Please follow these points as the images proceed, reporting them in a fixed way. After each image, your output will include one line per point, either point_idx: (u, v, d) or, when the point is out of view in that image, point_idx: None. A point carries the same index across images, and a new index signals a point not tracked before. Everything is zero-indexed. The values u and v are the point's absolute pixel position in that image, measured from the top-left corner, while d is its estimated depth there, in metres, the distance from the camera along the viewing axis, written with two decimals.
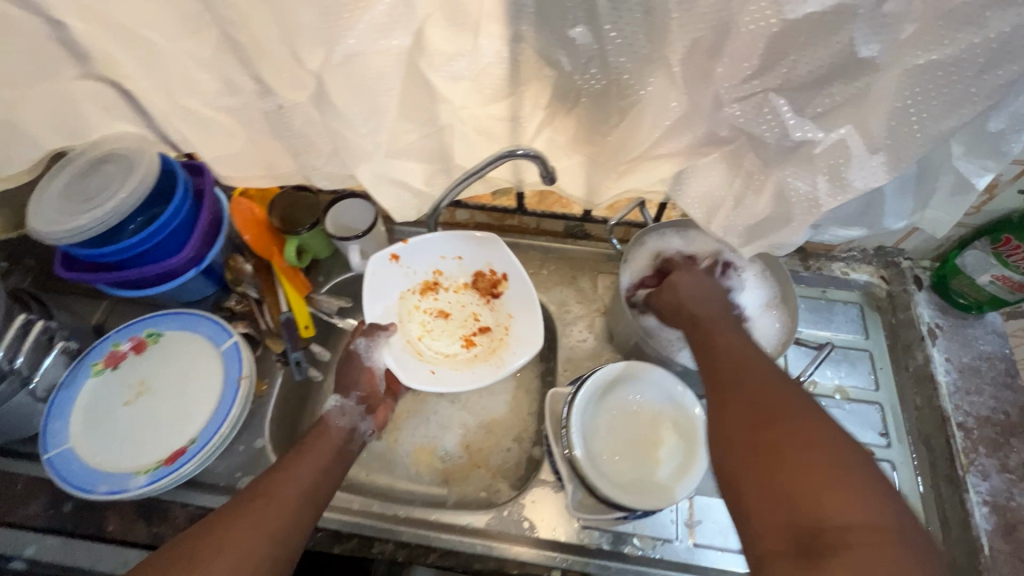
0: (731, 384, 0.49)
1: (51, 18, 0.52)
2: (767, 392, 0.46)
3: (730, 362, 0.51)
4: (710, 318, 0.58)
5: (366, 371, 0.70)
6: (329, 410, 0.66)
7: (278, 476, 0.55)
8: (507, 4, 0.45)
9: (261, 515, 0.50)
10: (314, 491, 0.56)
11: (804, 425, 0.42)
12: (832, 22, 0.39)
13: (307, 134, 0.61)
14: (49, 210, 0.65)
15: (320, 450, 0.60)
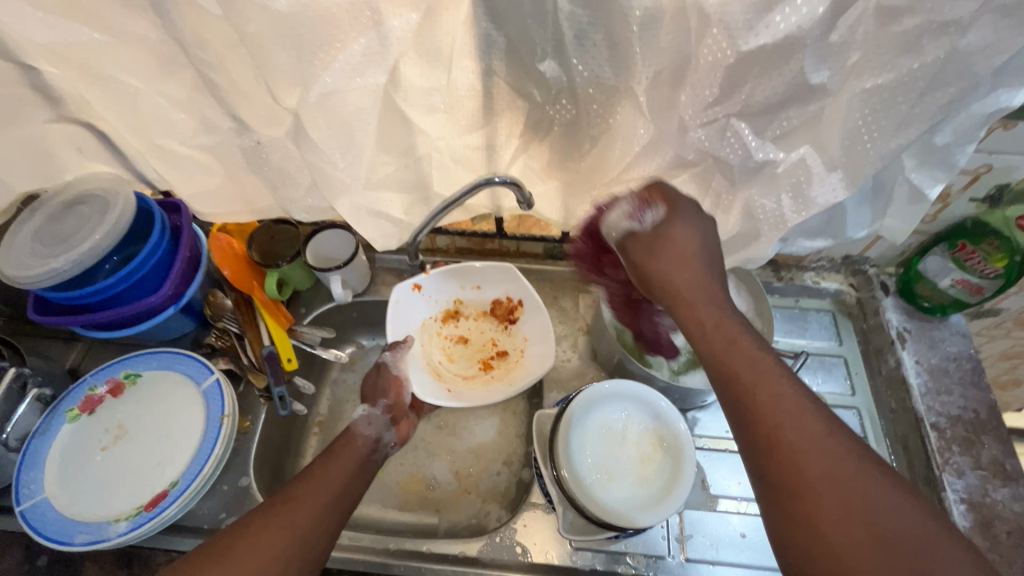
0: (770, 415, 0.41)
1: (23, 64, 0.52)
2: (804, 422, 0.40)
3: (761, 383, 0.43)
4: (720, 322, 0.47)
5: (394, 380, 0.69)
6: (357, 419, 0.64)
7: (305, 481, 0.54)
8: (478, 40, 0.46)
9: (286, 522, 0.49)
10: (342, 497, 0.54)
11: (863, 484, 0.37)
12: (785, 53, 0.41)
13: (285, 168, 0.62)
14: (21, 253, 0.64)
15: (349, 453, 0.59)
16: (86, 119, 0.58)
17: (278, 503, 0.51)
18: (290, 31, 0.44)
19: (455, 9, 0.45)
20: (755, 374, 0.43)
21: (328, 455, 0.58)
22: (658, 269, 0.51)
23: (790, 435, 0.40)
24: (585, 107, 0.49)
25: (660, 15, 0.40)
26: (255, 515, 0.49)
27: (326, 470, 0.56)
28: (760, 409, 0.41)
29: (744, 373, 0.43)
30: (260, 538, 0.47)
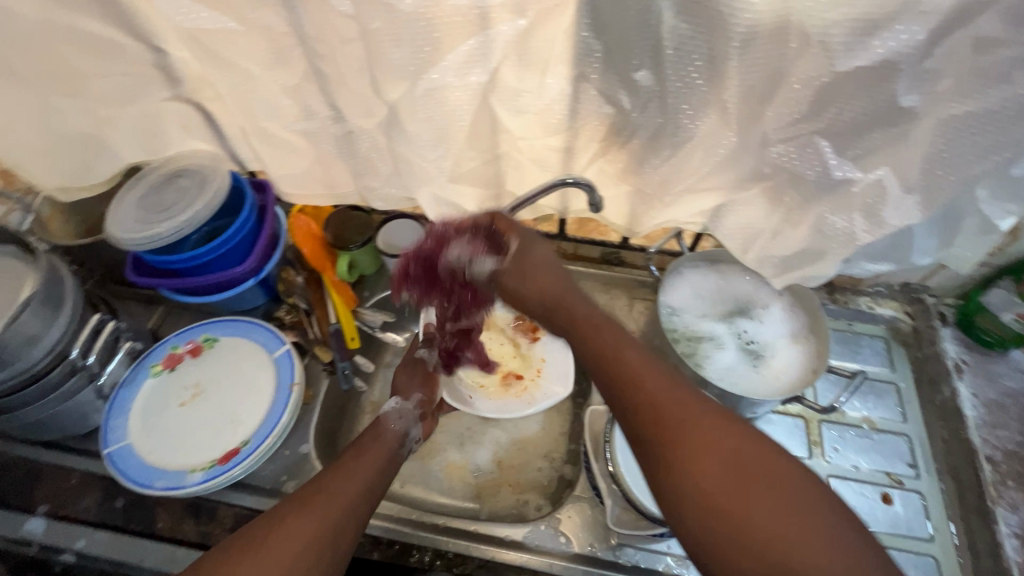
0: (660, 416, 0.43)
1: (156, 46, 0.58)
2: (695, 410, 0.42)
3: (655, 383, 0.45)
4: (619, 345, 0.49)
5: (429, 377, 0.73)
6: (388, 411, 0.66)
7: (335, 473, 0.53)
8: (577, 49, 0.49)
9: (321, 509, 0.48)
10: (374, 490, 0.54)
11: (759, 459, 0.39)
12: (880, 75, 0.43)
13: (372, 157, 0.66)
14: (125, 215, 0.70)
15: (375, 450, 0.58)
16: (199, 99, 0.64)
17: (310, 493, 0.50)
18: (407, 30, 0.48)
19: (559, 17, 0.47)
20: (641, 374, 0.46)
21: (356, 451, 0.58)
22: (536, 290, 0.57)
23: (683, 425, 0.41)
24: (672, 117, 0.51)
25: (760, 33, 0.43)
26: (288, 503, 0.48)
27: (356, 463, 0.55)
28: (653, 405, 0.43)
29: (636, 374, 0.46)
30: (296, 523, 0.46)
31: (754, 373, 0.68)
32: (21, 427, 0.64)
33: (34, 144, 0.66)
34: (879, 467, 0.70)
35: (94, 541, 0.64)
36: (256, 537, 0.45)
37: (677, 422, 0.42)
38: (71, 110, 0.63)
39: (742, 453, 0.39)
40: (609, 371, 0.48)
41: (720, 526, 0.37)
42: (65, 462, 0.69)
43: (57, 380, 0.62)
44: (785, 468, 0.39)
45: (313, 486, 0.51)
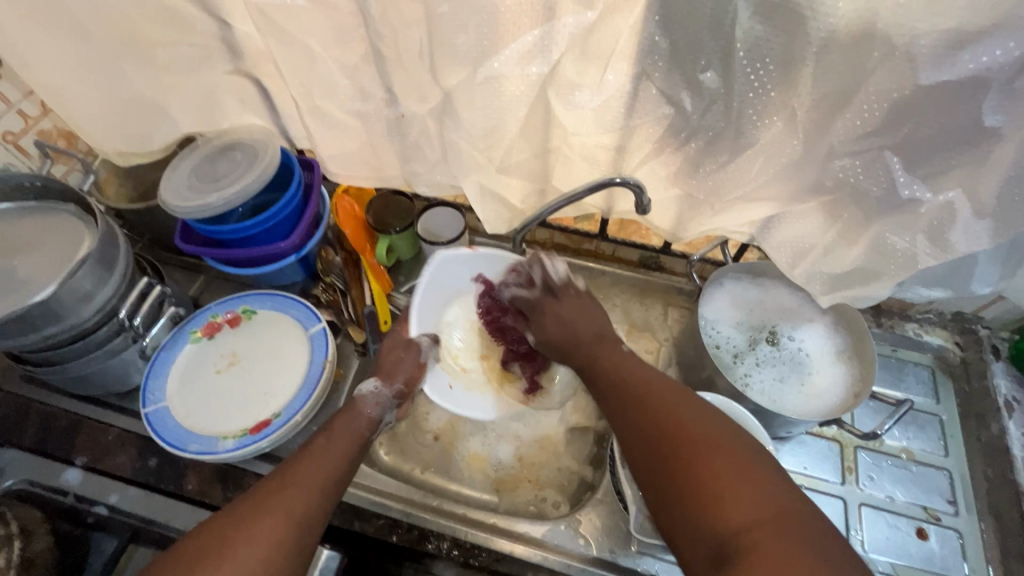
0: (648, 409, 0.50)
1: (221, 19, 0.58)
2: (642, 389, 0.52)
3: (646, 385, 0.52)
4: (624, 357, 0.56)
5: (415, 367, 0.68)
6: (363, 394, 0.64)
7: (298, 467, 0.52)
8: (643, 46, 0.48)
9: (282, 508, 0.47)
10: (338, 482, 0.53)
11: (687, 426, 0.47)
12: (965, 90, 0.41)
13: (421, 144, 0.66)
14: (179, 183, 0.71)
15: (342, 435, 0.58)
16: (258, 75, 0.64)
17: (272, 492, 0.49)
18: (473, 15, 0.48)
19: (627, 12, 0.46)
20: (606, 371, 0.56)
21: (321, 436, 0.57)
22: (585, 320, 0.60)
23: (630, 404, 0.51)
24: (735, 121, 0.50)
25: (839, 39, 0.41)
26: (248, 507, 0.47)
27: (320, 454, 0.54)
28: (615, 394, 0.53)
29: (601, 370, 0.56)
30: (259, 527, 0.46)
31: (793, 395, 0.66)
32: (67, 381, 0.66)
33: (99, 107, 0.68)
34: (915, 500, 0.67)
35: (127, 497, 0.66)
36: (217, 546, 0.44)
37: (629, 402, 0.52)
38: (137, 77, 0.65)
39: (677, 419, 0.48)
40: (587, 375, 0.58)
41: (656, 481, 0.46)
42: (105, 418, 0.71)
43: (102, 338, 0.64)
44: (716, 430, 0.46)
45: (274, 481, 0.50)
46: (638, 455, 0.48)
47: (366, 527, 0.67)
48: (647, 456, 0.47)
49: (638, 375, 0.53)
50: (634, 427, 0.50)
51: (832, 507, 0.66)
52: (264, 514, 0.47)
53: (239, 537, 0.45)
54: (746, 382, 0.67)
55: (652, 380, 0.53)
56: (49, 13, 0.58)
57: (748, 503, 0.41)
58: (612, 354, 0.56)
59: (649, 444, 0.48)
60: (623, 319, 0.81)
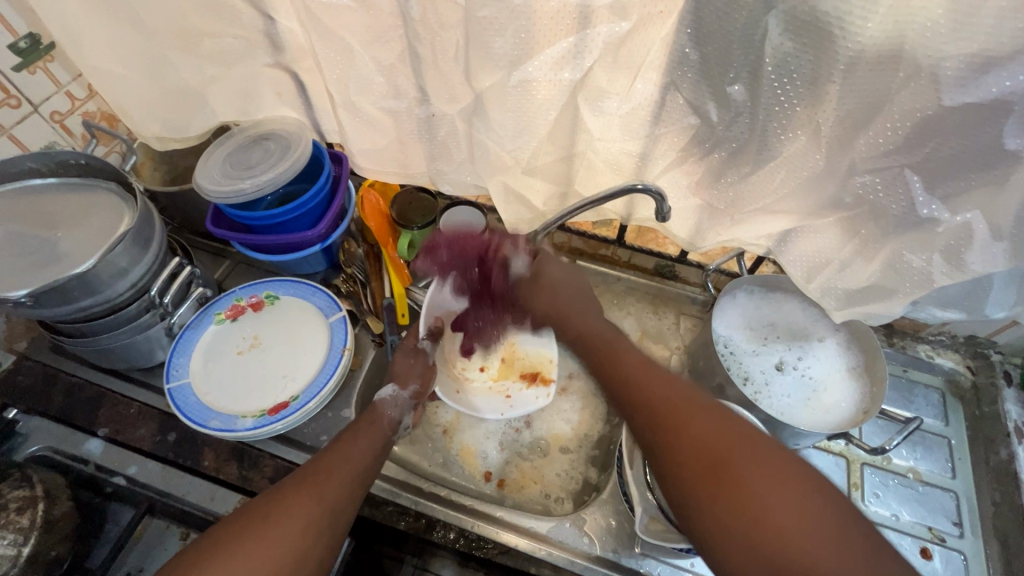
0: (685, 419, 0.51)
1: (267, 14, 0.60)
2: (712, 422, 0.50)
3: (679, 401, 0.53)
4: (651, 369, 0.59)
5: (426, 369, 0.70)
6: (384, 398, 0.65)
7: (330, 456, 0.54)
8: (673, 57, 0.50)
9: (316, 490, 0.50)
10: (368, 471, 0.55)
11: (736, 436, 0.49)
12: (988, 114, 0.42)
13: (449, 143, 0.68)
14: (213, 170, 0.73)
15: (370, 430, 0.59)
16: (297, 69, 0.67)
17: (307, 477, 0.51)
18: (511, 21, 0.49)
19: (660, 24, 0.48)
20: (660, 396, 0.55)
21: (350, 431, 0.59)
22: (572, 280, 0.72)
23: (694, 429, 0.50)
24: (760, 134, 0.51)
25: (867, 58, 0.43)
26: (285, 488, 0.50)
27: (351, 445, 0.56)
28: (672, 417, 0.52)
29: (652, 398, 0.55)
30: (296, 505, 0.48)
31: (802, 405, 0.67)
32: (96, 354, 0.68)
33: (143, 92, 0.71)
34: (920, 519, 0.67)
35: (145, 470, 0.69)
36: (253, 526, 0.47)
37: (686, 426, 0.50)
38: (181, 65, 0.68)
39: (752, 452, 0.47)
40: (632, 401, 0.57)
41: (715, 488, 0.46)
42: (127, 392, 0.73)
43: (133, 313, 0.66)
44: (776, 457, 0.47)
45: (309, 467, 0.53)
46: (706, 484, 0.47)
47: (374, 513, 0.68)
48: (722, 490, 0.46)
49: (679, 396, 0.54)
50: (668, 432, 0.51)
51: None
52: (297, 506, 0.48)
53: (278, 527, 0.47)
54: (756, 390, 0.68)
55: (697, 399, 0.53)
56: (104, 1, 0.61)
57: (835, 549, 0.41)
58: (654, 373, 0.58)
59: (720, 476, 0.46)
60: (636, 325, 0.82)
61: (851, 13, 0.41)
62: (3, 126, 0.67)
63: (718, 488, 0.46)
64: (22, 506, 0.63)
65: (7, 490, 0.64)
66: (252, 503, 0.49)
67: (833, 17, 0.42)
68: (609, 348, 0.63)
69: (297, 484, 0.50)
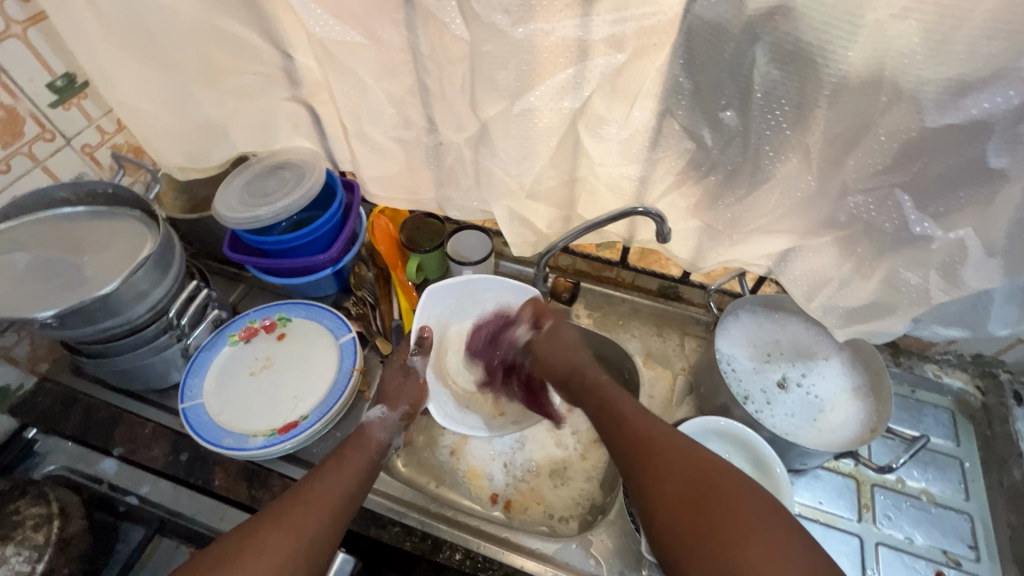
0: (651, 433, 0.53)
1: (286, 52, 0.64)
2: (657, 436, 0.53)
3: (649, 425, 0.54)
4: (610, 384, 0.63)
5: (416, 389, 0.69)
6: (373, 420, 0.64)
7: (314, 484, 0.55)
8: (668, 86, 0.52)
9: (297, 525, 0.50)
10: (348, 503, 0.55)
11: (685, 451, 0.50)
12: (970, 134, 0.44)
13: (455, 169, 0.71)
14: (232, 198, 0.77)
15: (354, 459, 0.59)
16: (313, 103, 0.70)
17: (285, 508, 0.52)
18: (513, 54, 0.52)
19: (655, 55, 0.50)
20: (619, 416, 0.57)
21: (335, 458, 0.59)
22: (601, 385, 0.63)
23: (649, 450, 0.52)
24: (753, 156, 0.54)
25: (852, 84, 0.45)
26: (263, 521, 0.50)
27: (331, 476, 0.56)
28: (631, 441, 0.54)
29: (622, 417, 0.57)
30: (266, 543, 0.49)
31: (808, 427, 0.67)
32: (114, 374, 0.71)
33: (168, 126, 0.76)
34: (935, 543, 0.66)
35: (158, 489, 0.70)
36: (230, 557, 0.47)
37: (644, 444, 0.52)
38: (204, 100, 0.72)
39: (696, 464, 0.49)
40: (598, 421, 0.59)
41: (674, 508, 0.47)
42: (143, 413, 0.75)
43: (151, 334, 0.69)
44: (718, 471, 0.48)
45: (293, 495, 0.53)
46: (660, 505, 0.48)
47: (381, 534, 0.68)
48: (667, 512, 0.47)
49: (642, 417, 0.56)
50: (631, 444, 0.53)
51: (847, 544, 0.66)
52: (268, 543, 0.49)
53: (249, 561, 0.47)
54: (761, 411, 0.68)
55: (659, 425, 0.54)
56: (136, 42, 0.66)
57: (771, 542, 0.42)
58: (616, 394, 0.61)
59: (669, 497, 0.48)
60: (641, 344, 0.83)
61: (833, 42, 0.43)
62: (37, 158, 0.72)
63: (669, 514, 0.47)
64: (37, 523, 0.64)
65: (23, 507, 0.64)
66: (230, 534, 0.50)
67: (817, 46, 0.44)
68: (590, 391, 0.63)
69: (272, 516, 0.51)
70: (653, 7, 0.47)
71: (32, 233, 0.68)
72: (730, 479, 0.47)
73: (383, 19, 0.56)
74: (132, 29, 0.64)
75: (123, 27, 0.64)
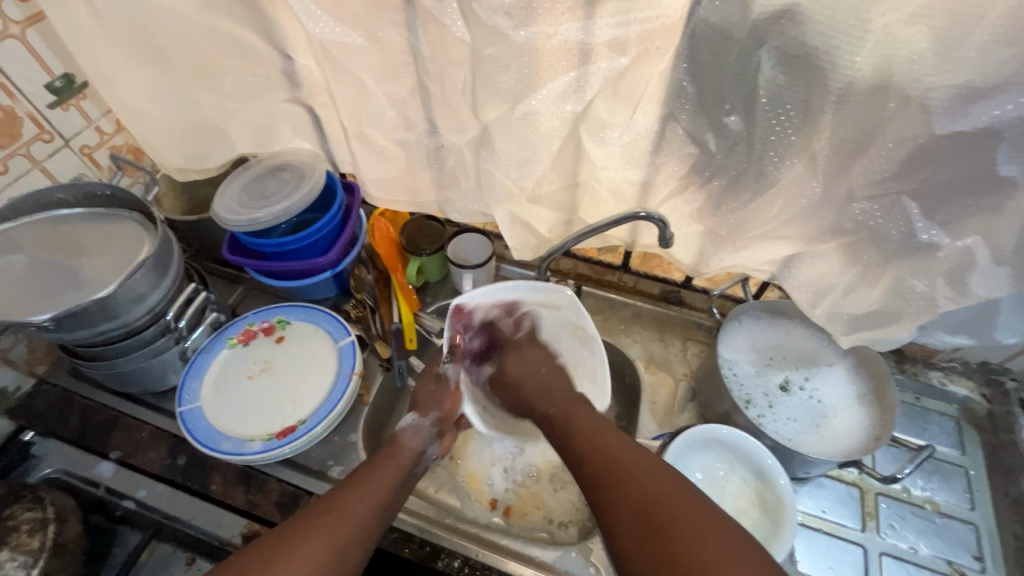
0: (608, 454, 0.54)
1: (286, 54, 0.63)
2: (616, 454, 0.54)
3: (612, 444, 0.55)
4: (567, 393, 0.65)
5: (450, 393, 0.70)
6: (405, 427, 0.65)
7: (350, 490, 0.55)
8: (671, 90, 0.52)
9: (330, 530, 0.50)
10: (382, 510, 0.55)
11: (637, 469, 0.52)
12: (979, 142, 0.43)
13: (456, 172, 0.70)
14: (231, 200, 0.76)
15: (389, 467, 0.60)
16: (313, 105, 0.69)
17: (323, 512, 0.52)
18: (515, 58, 0.51)
19: (657, 59, 0.49)
20: (586, 439, 0.57)
21: (370, 465, 0.59)
22: (559, 403, 0.64)
23: (611, 476, 0.52)
24: (756, 162, 0.53)
25: (858, 90, 0.44)
26: (302, 522, 0.51)
27: (369, 482, 0.57)
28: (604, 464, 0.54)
29: (584, 432, 0.58)
30: (306, 543, 0.49)
31: (811, 434, 0.66)
32: (110, 377, 0.70)
33: (168, 128, 0.75)
34: (939, 553, 0.65)
35: (154, 493, 0.70)
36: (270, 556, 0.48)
37: (611, 472, 0.53)
38: (205, 101, 0.71)
39: (647, 487, 0.50)
40: (562, 439, 0.60)
41: (635, 527, 0.48)
42: (140, 416, 0.74)
43: (149, 337, 0.68)
44: (663, 483, 0.50)
45: (324, 502, 0.53)
46: (623, 529, 0.49)
47: (380, 541, 0.67)
48: (629, 526, 0.48)
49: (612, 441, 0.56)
50: (593, 465, 0.54)
51: (850, 554, 0.65)
52: (307, 543, 0.49)
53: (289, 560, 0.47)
54: (765, 418, 0.67)
55: (616, 445, 0.55)
56: (135, 43, 0.65)
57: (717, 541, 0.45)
58: (585, 419, 0.60)
59: (633, 517, 0.49)
60: (642, 348, 0.82)
61: (839, 47, 0.43)
62: (36, 159, 0.71)
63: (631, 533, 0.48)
64: (32, 528, 0.63)
65: (19, 512, 0.64)
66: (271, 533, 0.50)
67: (822, 51, 0.43)
68: (553, 411, 0.63)
69: (311, 518, 0.51)
70: (656, 11, 0.46)
71: (29, 235, 0.67)
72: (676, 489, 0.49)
73: (383, 20, 0.56)
74: (131, 29, 0.64)
75: (121, 27, 0.64)
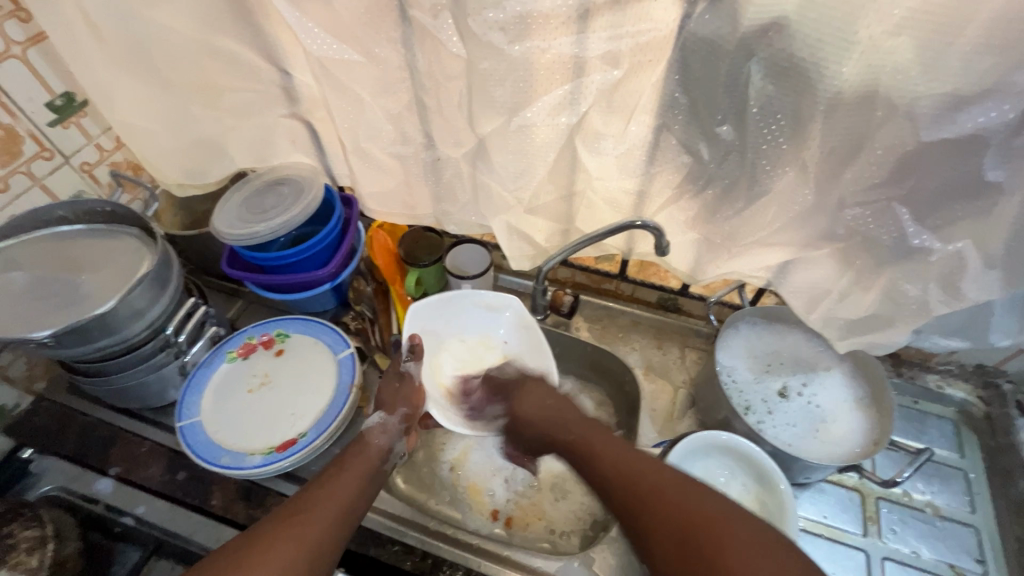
0: (629, 475, 0.57)
1: (284, 70, 0.64)
2: (637, 473, 0.56)
3: (631, 464, 0.58)
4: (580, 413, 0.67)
5: (415, 390, 0.68)
6: (371, 426, 0.65)
7: (314, 492, 0.56)
8: (664, 101, 0.53)
9: (297, 534, 0.52)
10: (348, 508, 0.56)
11: (655, 484, 0.55)
12: (966, 149, 0.44)
13: (453, 183, 0.71)
14: (230, 215, 0.77)
15: (355, 466, 0.60)
16: (310, 120, 0.70)
17: (287, 517, 0.53)
18: (510, 72, 0.52)
19: (650, 71, 0.50)
20: (607, 454, 0.60)
21: (337, 465, 0.60)
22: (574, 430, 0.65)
23: (634, 495, 0.55)
24: (749, 171, 0.54)
25: (846, 100, 0.45)
26: (267, 528, 0.52)
27: (336, 485, 0.57)
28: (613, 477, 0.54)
29: (602, 449, 0.61)
30: (274, 548, 0.50)
31: (810, 440, 0.66)
32: (110, 393, 0.70)
33: (167, 144, 0.76)
34: (941, 556, 0.65)
35: (154, 509, 0.70)
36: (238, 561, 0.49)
37: (636, 490, 0.55)
38: (204, 118, 0.72)
39: (669, 500, 0.53)
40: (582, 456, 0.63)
41: (665, 542, 0.51)
42: (139, 431, 0.74)
43: (148, 352, 0.68)
44: (680, 495, 0.53)
45: (289, 507, 0.54)
46: (657, 544, 0.52)
47: (381, 554, 0.67)
48: (661, 540, 0.52)
49: (635, 461, 0.58)
50: (615, 485, 0.57)
51: (852, 559, 0.65)
52: (274, 549, 0.50)
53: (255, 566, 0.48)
54: (764, 424, 0.68)
55: (637, 461, 0.58)
56: (135, 62, 0.66)
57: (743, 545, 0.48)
58: (605, 439, 0.62)
59: (666, 531, 0.51)
60: (641, 356, 0.83)
61: (826, 58, 0.44)
62: (36, 176, 0.72)
63: (664, 546, 0.51)
64: (32, 546, 0.64)
65: (18, 529, 0.64)
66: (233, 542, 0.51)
67: (811, 62, 0.44)
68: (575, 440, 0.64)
69: (275, 524, 0.52)
70: (648, 25, 0.47)
71: (29, 252, 0.68)
72: (697, 500, 0.52)
73: (380, 36, 0.57)
74: (131, 48, 0.65)
75: (121, 47, 0.65)
